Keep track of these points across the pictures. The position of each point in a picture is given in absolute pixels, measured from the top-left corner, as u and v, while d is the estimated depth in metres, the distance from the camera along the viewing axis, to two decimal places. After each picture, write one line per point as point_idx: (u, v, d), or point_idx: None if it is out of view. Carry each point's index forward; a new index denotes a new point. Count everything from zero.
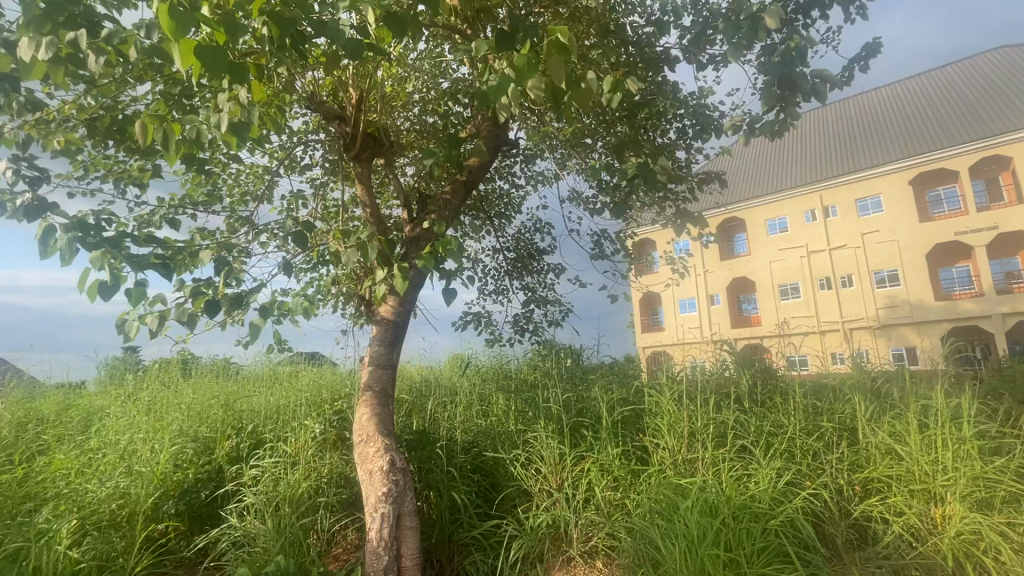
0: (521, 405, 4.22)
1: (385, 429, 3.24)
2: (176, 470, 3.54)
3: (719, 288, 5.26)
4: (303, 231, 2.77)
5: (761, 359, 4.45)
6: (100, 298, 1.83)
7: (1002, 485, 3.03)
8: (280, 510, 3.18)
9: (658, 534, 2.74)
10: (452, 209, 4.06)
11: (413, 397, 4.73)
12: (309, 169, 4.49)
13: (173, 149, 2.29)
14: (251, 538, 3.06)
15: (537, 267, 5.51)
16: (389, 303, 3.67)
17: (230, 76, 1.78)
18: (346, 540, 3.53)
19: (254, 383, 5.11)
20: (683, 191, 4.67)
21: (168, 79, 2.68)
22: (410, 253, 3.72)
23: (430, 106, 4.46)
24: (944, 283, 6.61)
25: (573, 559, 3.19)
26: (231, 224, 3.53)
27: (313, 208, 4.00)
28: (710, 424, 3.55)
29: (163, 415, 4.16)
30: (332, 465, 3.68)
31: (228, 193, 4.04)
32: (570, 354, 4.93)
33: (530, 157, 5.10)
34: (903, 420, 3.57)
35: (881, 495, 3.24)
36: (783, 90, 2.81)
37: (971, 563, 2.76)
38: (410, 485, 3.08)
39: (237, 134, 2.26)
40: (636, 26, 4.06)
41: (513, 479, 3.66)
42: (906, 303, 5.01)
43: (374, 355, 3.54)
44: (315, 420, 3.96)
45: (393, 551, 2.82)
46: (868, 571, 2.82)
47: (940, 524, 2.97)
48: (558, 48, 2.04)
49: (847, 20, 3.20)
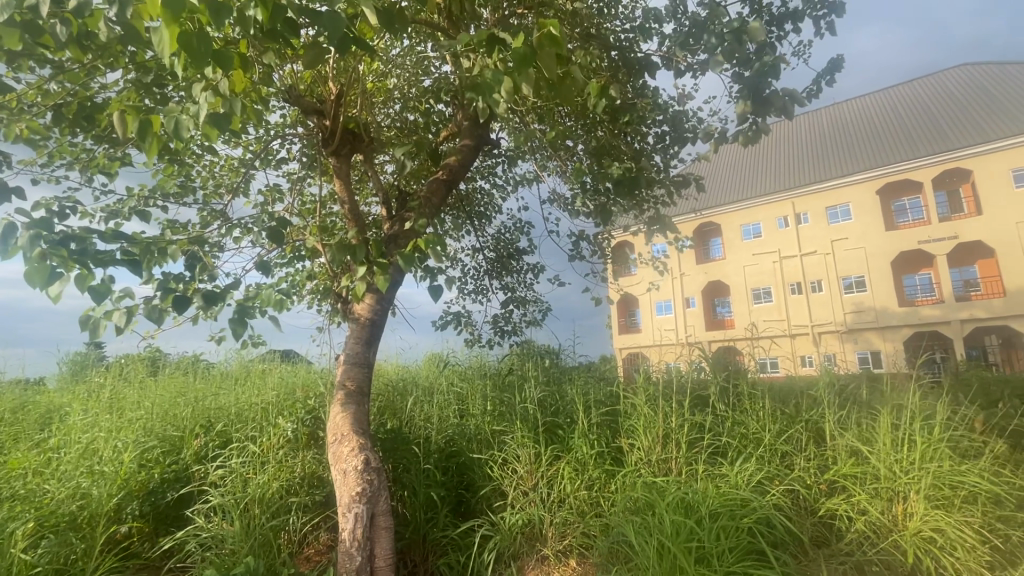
0: (498, 405, 4.21)
1: (360, 429, 3.19)
2: (140, 469, 3.41)
3: (695, 292, 5.58)
4: (278, 225, 2.68)
5: (734, 360, 4.49)
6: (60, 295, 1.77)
7: (961, 484, 3.15)
8: (250, 511, 3.10)
9: (633, 530, 2.78)
10: (433, 207, 3.99)
11: (388, 396, 4.67)
12: (286, 163, 4.41)
13: (149, 145, 2.16)
14: (219, 540, 2.97)
15: (517, 268, 5.52)
16: (367, 302, 3.59)
17: (213, 60, 1.79)
18: (318, 541, 3.51)
19: (224, 380, 4.98)
20: (664, 193, 4.77)
21: (140, 67, 2.59)
22: (388, 250, 3.66)
23: (412, 104, 4.43)
24: (920, 286, 6.84)
25: (547, 558, 3.20)
26: (204, 217, 3.45)
27: (289, 203, 3.92)
28: (685, 425, 3.62)
29: (128, 413, 4.02)
30: (304, 465, 3.64)
31: (201, 185, 3.93)
32: (548, 354, 4.95)
33: (512, 158, 5.12)
34: (868, 422, 3.70)
35: (845, 494, 3.34)
36: (756, 104, 2.91)
37: (931, 559, 2.87)
38: (385, 486, 3.05)
39: (219, 125, 2.22)
40: (618, 32, 4.10)
41: (488, 478, 3.66)
42: (868, 309, 5.62)
43: (350, 355, 3.48)
44: (286, 420, 3.91)
45: (366, 551, 2.79)
46: (834, 568, 2.90)
47: (902, 520, 3.10)
48: (550, 40, 2.15)
49: (817, 34, 3.30)
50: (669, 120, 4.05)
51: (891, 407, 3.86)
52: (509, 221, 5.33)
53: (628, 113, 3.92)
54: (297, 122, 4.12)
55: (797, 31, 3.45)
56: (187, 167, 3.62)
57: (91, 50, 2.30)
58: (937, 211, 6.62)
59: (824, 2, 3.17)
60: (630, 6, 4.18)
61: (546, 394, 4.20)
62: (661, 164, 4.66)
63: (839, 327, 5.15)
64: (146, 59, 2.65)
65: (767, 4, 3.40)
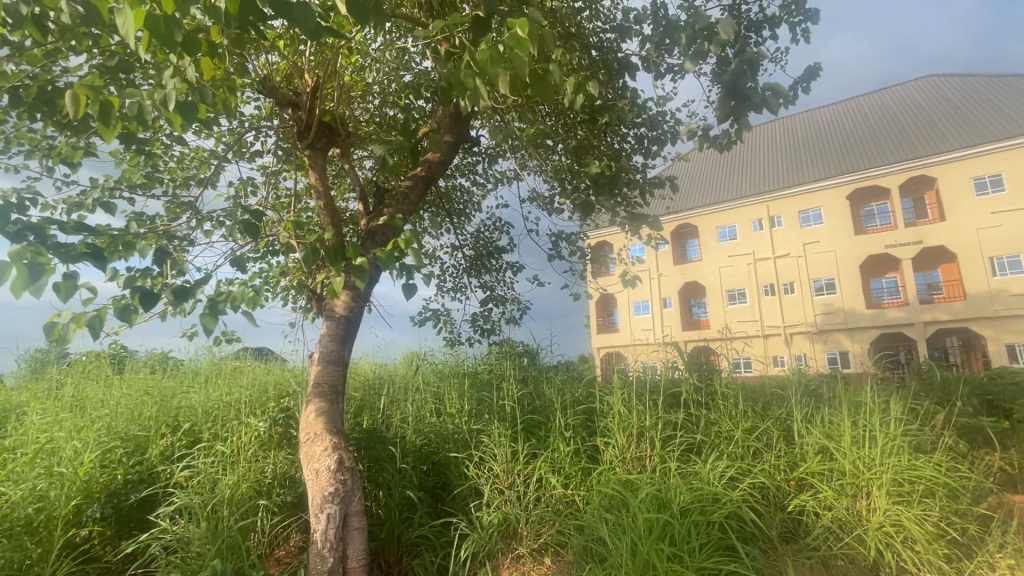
0: (475, 404, 4.19)
1: (334, 428, 3.13)
2: (101, 470, 3.28)
3: (672, 292, 5.99)
4: (252, 221, 2.59)
5: (708, 360, 4.56)
6: (28, 294, 1.59)
7: (919, 479, 3.27)
8: (218, 513, 3.02)
9: (607, 530, 2.80)
10: (411, 204, 3.95)
11: (364, 395, 4.60)
12: (260, 156, 4.31)
13: (110, 128, 2.01)
14: (184, 543, 2.88)
15: (496, 266, 5.51)
16: (343, 299, 3.53)
17: (180, 45, 1.73)
18: (289, 543, 3.47)
19: (194, 378, 4.84)
20: (638, 195, 4.81)
21: (107, 51, 2.49)
22: (365, 247, 3.60)
23: (391, 99, 4.38)
24: (883, 292, 7.24)
25: (522, 556, 3.20)
26: (172, 210, 3.34)
27: (262, 196, 3.83)
28: (659, 423, 3.64)
29: (89, 412, 3.87)
30: (275, 465, 3.57)
31: (169, 177, 3.81)
32: (527, 353, 4.95)
33: (492, 156, 5.10)
34: (834, 420, 3.81)
35: (812, 490, 3.43)
36: (737, 102, 2.94)
37: (892, 552, 2.98)
38: (358, 485, 3.00)
39: (185, 114, 2.10)
40: (599, 32, 4.13)
41: (465, 477, 3.64)
42: (837, 311, 6.06)
43: (325, 352, 3.41)
44: (258, 419, 3.82)
45: (338, 552, 2.75)
46: (801, 563, 2.99)
47: (865, 515, 3.19)
48: (525, 33, 2.14)
49: (793, 41, 3.37)
50: (648, 122, 4.09)
51: (857, 405, 3.99)
52: (489, 220, 5.32)
53: (608, 114, 3.94)
54: (272, 114, 4.02)
55: (774, 37, 3.53)
56: (155, 157, 3.50)
57: (50, 32, 2.19)
58: (910, 216, 7.36)
59: (799, 10, 3.24)
60: (611, 8, 4.21)
61: (524, 392, 4.19)
62: (639, 166, 4.71)
63: (810, 326, 5.66)
64: (112, 43, 2.55)
65: (744, 10, 3.47)
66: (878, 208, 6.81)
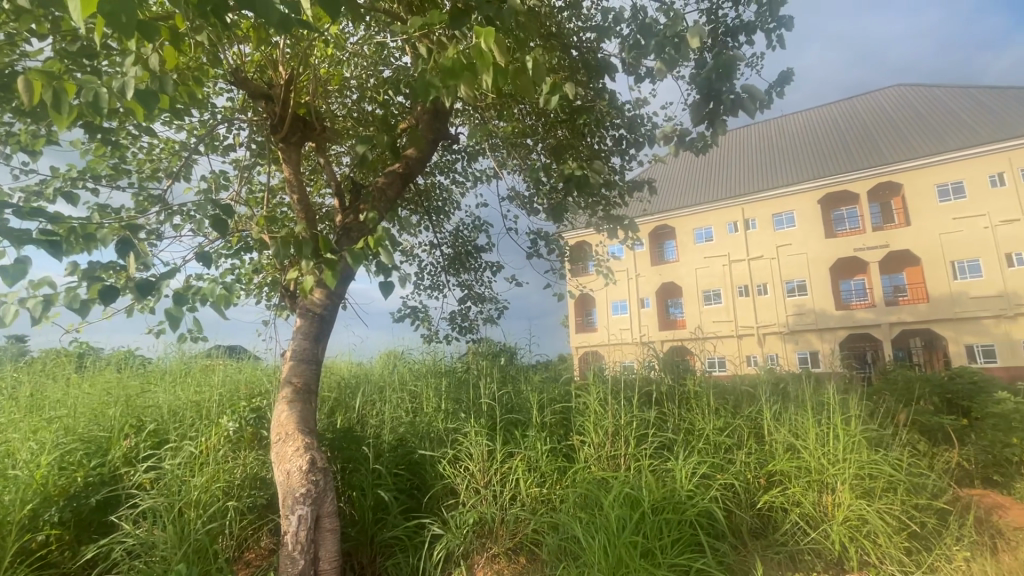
0: (451, 404, 4.15)
1: (307, 428, 3.08)
2: (59, 473, 3.14)
3: (651, 293, 6.91)
4: (220, 215, 2.49)
5: (683, 359, 4.62)
6: None
7: (880, 474, 3.39)
8: (184, 516, 2.93)
9: (581, 529, 2.82)
10: (388, 201, 3.90)
11: (339, 394, 4.53)
12: (233, 150, 4.20)
13: (61, 115, 1.90)
14: (148, 547, 2.77)
15: (474, 265, 5.49)
16: (318, 296, 3.46)
17: (135, 30, 1.66)
18: (259, 545, 3.41)
19: (162, 377, 4.70)
20: (618, 195, 4.84)
21: (67, 35, 2.39)
22: (340, 244, 3.54)
23: (369, 94, 4.32)
24: (854, 294, 8.34)
25: (497, 556, 3.20)
26: (140, 203, 3.22)
27: (234, 191, 3.72)
28: (633, 421, 3.68)
29: (47, 413, 3.71)
30: (245, 465, 3.50)
31: (137, 168, 3.69)
32: (504, 352, 4.94)
33: (472, 154, 5.07)
34: (803, 417, 3.90)
35: (781, 486, 3.50)
36: (713, 105, 3.00)
37: (855, 546, 3.08)
38: (331, 486, 2.95)
39: (144, 102, 2.01)
40: (578, 33, 4.15)
41: (440, 477, 3.61)
42: (808, 312, 7.14)
43: (297, 349, 3.34)
44: (228, 418, 3.73)
45: (309, 554, 2.70)
46: (770, 559, 3.07)
47: (831, 510, 3.28)
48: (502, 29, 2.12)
49: (768, 47, 3.44)
50: (626, 123, 4.12)
51: (824, 403, 4.11)
52: (468, 218, 5.29)
53: (587, 114, 3.95)
54: (245, 106, 3.91)
55: (750, 43, 3.59)
56: (122, 148, 3.36)
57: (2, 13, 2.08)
58: (880, 221, 8.42)
59: (774, 17, 3.31)
60: (591, 8, 4.23)
61: (500, 391, 4.18)
62: (617, 166, 4.75)
63: (783, 326, 6.39)
64: (73, 28, 2.44)
65: (721, 15, 3.52)
66: (847, 211, 7.90)
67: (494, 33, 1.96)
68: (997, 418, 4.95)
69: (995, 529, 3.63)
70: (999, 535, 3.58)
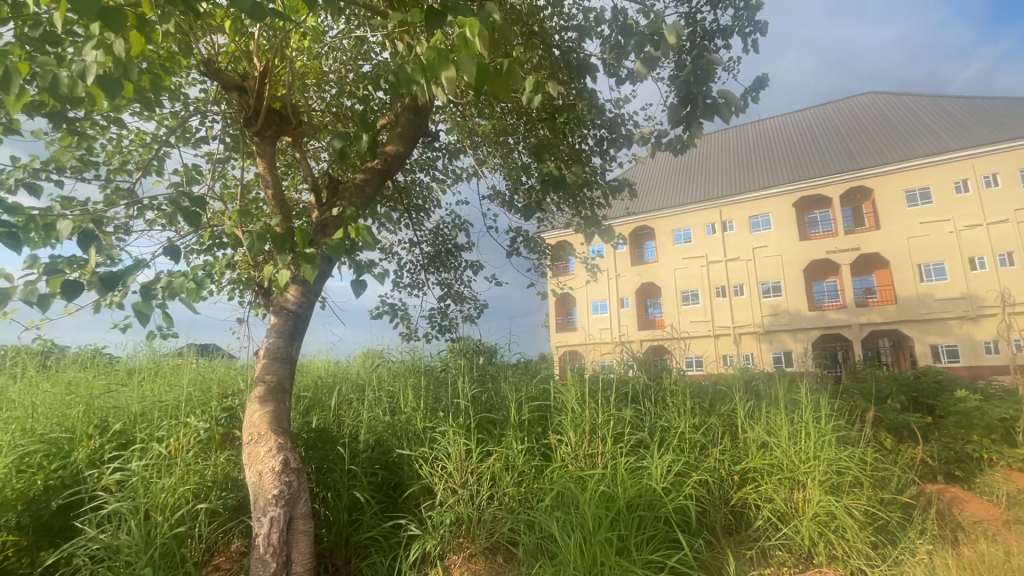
0: (430, 403, 4.12)
1: (279, 427, 3.01)
2: (17, 476, 3.01)
3: (629, 293, 6.62)
4: (192, 208, 2.40)
5: (660, 359, 4.68)
6: None
7: (849, 471, 3.48)
8: (151, 520, 2.84)
9: (557, 527, 2.82)
10: (366, 197, 3.84)
11: (315, 393, 4.46)
12: (206, 143, 4.09)
13: (15, 99, 1.81)
14: (112, 552, 2.67)
15: (454, 264, 5.45)
16: (293, 293, 3.39)
17: (98, 16, 1.59)
18: (230, 548, 3.34)
19: (130, 376, 4.56)
20: (599, 195, 4.86)
21: (27, 19, 2.28)
22: (316, 240, 3.48)
23: (348, 89, 4.26)
24: (827, 295, 8.50)
25: (473, 556, 3.20)
26: (108, 196, 3.11)
27: (207, 186, 3.62)
28: (610, 420, 3.70)
29: (6, 414, 3.56)
30: (216, 467, 3.42)
31: (105, 160, 3.56)
32: (484, 351, 4.92)
33: (452, 152, 5.04)
34: (775, 415, 3.98)
35: (754, 484, 3.56)
36: (691, 107, 3.04)
37: (824, 541, 3.17)
38: (304, 487, 2.89)
39: (106, 88, 1.96)
40: (560, 32, 4.15)
41: (417, 477, 3.58)
42: (783, 314, 6.41)
43: (270, 347, 3.26)
44: (198, 418, 3.63)
45: (281, 557, 2.65)
46: (742, 554, 3.15)
47: (801, 506, 3.35)
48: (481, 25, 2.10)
49: (744, 50, 3.50)
50: (606, 123, 4.14)
51: (796, 402, 4.20)
52: (448, 216, 5.26)
53: (567, 114, 3.97)
54: (220, 97, 3.82)
55: (727, 46, 3.64)
56: (89, 139, 3.24)
57: None
58: (851, 223, 8.60)
59: (750, 21, 3.36)
60: (572, 8, 4.24)
61: (479, 390, 4.15)
62: (598, 166, 4.78)
63: (756, 328, 6.30)
64: (36, 13, 2.34)
65: (699, 18, 3.58)
66: (820, 215, 7.95)
67: (475, 28, 1.94)
68: (959, 416, 5.15)
69: (956, 523, 3.77)
70: (959, 528, 3.72)
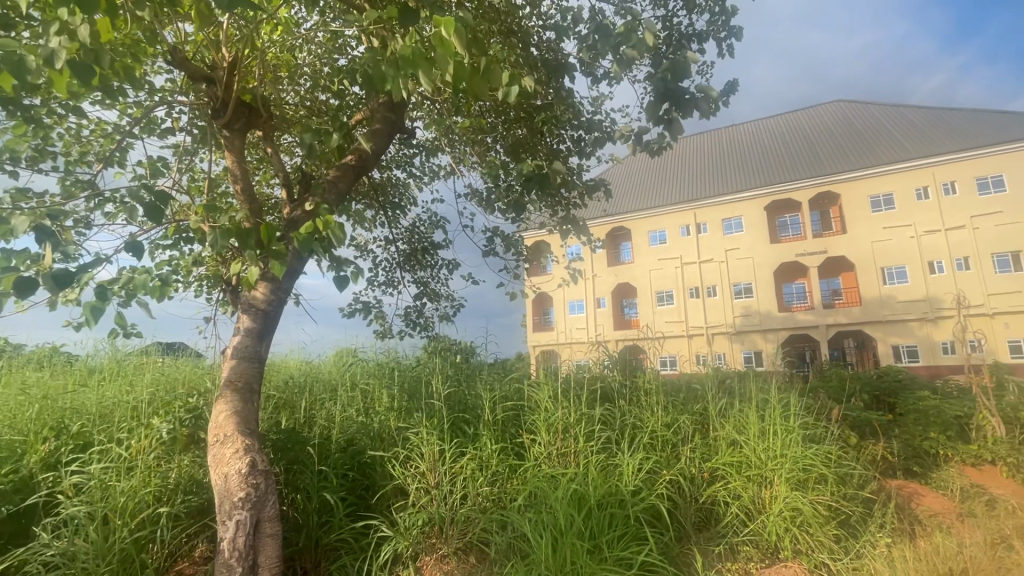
0: (404, 403, 4.07)
1: (247, 428, 2.93)
2: None
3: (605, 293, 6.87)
4: (156, 202, 2.29)
5: (635, 358, 4.74)
6: None
7: (814, 467, 3.58)
8: (109, 525, 2.73)
9: (530, 527, 2.83)
10: (339, 193, 3.76)
11: (286, 393, 4.36)
12: (172, 134, 3.95)
13: None
14: (68, 558, 2.55)
15: (431, 262, 5.40)
16: (262, 290, 3.30)
17: None
18: (194, 553, 3.25)
19: (89, 376, 4.38)
20: (575, 195, 4.88)
21: None
22: (287, 236, 3.38)
23: (323, 83, 4.18)
24: None
25: (446, 557, 3.17)
26: (66, 187, 2.97)
27: (173, 178, 3.50)
28: (583, 419, 3.73)
29: None
30: (180, 469, 3.30)
31: (63, 149, 3.40)
32: (460, 350, 4.90)
33: (430, 150, 5.00)
34: (745, 413, 4.07)
35: (724, 481, 3.62)
36: (669, 105, 3.08)
37: (790, 536, 3.25)
38: (273, 489, 2.83)
39: (78, 72, 2.00)
40: (538, 31, 4.16)
41: (389, 477, 3.53)
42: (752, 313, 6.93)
43: (237, 346, 3.16)
44: (161, 419, 3.50)
45: (248, 561, 2.59)
46: (711, 550, 3.21)
47: (768, 504, 3.44)
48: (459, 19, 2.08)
49: (718, 55, 3.56)
50: (584, 124, 4.17)
51: (764, 401, 4.31)
52: (424, 214, 5.21)
53: (545, 113, 3.97)
54: (187, 88, 3.69)
55: (702, 50, 3.71)
56: (46, 127, 3.09)
57: None
58: None
59: (725, 26, 3.43)
60: (550, 7, 4.24)
61: (453, 390, 4.12)
62: (575, 167, 4.80)
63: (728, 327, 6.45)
64: None
65: (675, 22, 3.63)
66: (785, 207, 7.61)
67: (452, 25, 1.93)
68: (918, 413, 5.39)
69: (914, 516, 3.92)
70: (916, 521, 3.87)
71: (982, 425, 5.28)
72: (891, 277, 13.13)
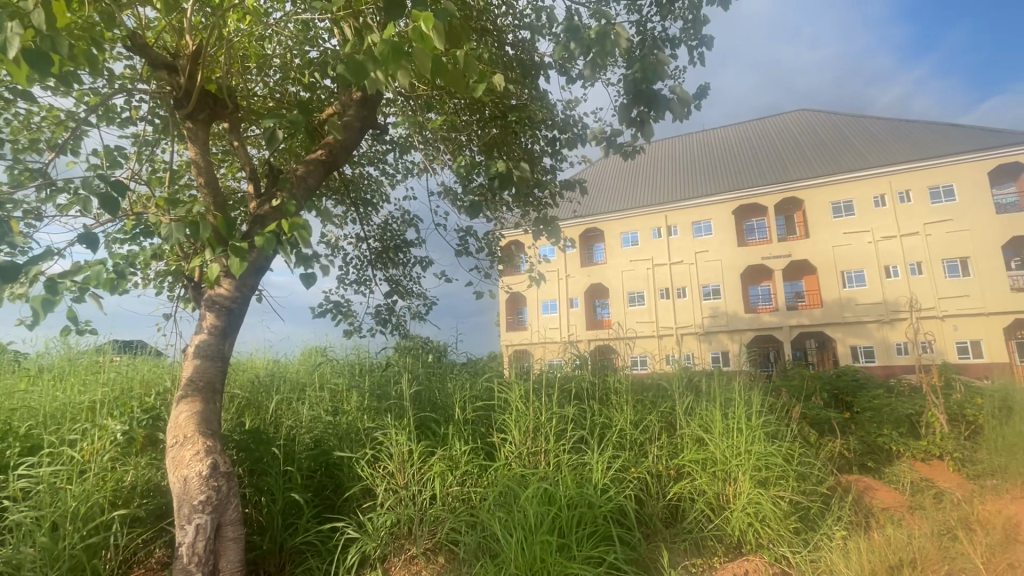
0: (374, 402, 4.01)
1: (209, 429, 2.83)
2: None
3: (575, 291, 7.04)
4: (110, 192, 2.18)
5: (606, 359, 4.79)
6: None
7: (775, 464, 3.69)
8: (59, 530, 2.60)
9: (499, 526, 2.83)
10: (308, 189, 3.67)
11: (252, 392, 4.24)
12: (132, 124, 3.79)
13: None
14: (13, 566, 2.42)
15: (403, 260, 5.34)
16: (226, 286, 3.19)
17: None
18: (151, 558, 3.13)
19: (39, 375, 4.15)
20: (549, 196, 4.90)
21: None
22: (252, 232, 3.28)
23: (293, 76, 4.08)
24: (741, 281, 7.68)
25: (415, 557, 3.14)
26: (15, 176, 2.82)
27: (132, 169, 3.36)
28: (554, 418, 3.75)
29: None
30: (137, 472, 3.18)
31: (12, 136, 3.23)
32: (432, 349, 4.86)
33: (403, 146, 4.94)
34: (711, 411, 4.17)
35: (689, 477, 3.71)
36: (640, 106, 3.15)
37: (752, 532, 3.35)
38: (235, 492, 2.75)
39: (35, 60, 1.92)
40: (513, 31, 4.16)
41: (358, 478, 3.47)
42: None
43: (199, 345, 3.06)
44: (117, 420, 3.36)
45: (207, 567, 2.50)
46: (676, 546, 3.29)
47: (731, 500, 3.54)
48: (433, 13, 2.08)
49: (690, 62, 3.64)
50: (559, 124, 4.19)
51: (730, 399, 4.42)
52: (397, 211, 5.15)
53: (520, 113, 3.97)
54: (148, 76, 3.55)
55: (674, 56, 3.78)
56: None
57: None
58: None
59: (696, 35, 3.51)
60: (526, 7, 4.26)
61: (424, 390, 4.09)
62: (549, 167, 4.82)
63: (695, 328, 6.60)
64: None
65: (649, 28, 3.69)
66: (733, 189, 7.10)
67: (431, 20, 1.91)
68: (873, 411, 5.63)
69: (868, 509, 4.10)
70: (870, 514, 4.05)
71: (931, 422, 5.56)
72: (850, 280, 13.67)
